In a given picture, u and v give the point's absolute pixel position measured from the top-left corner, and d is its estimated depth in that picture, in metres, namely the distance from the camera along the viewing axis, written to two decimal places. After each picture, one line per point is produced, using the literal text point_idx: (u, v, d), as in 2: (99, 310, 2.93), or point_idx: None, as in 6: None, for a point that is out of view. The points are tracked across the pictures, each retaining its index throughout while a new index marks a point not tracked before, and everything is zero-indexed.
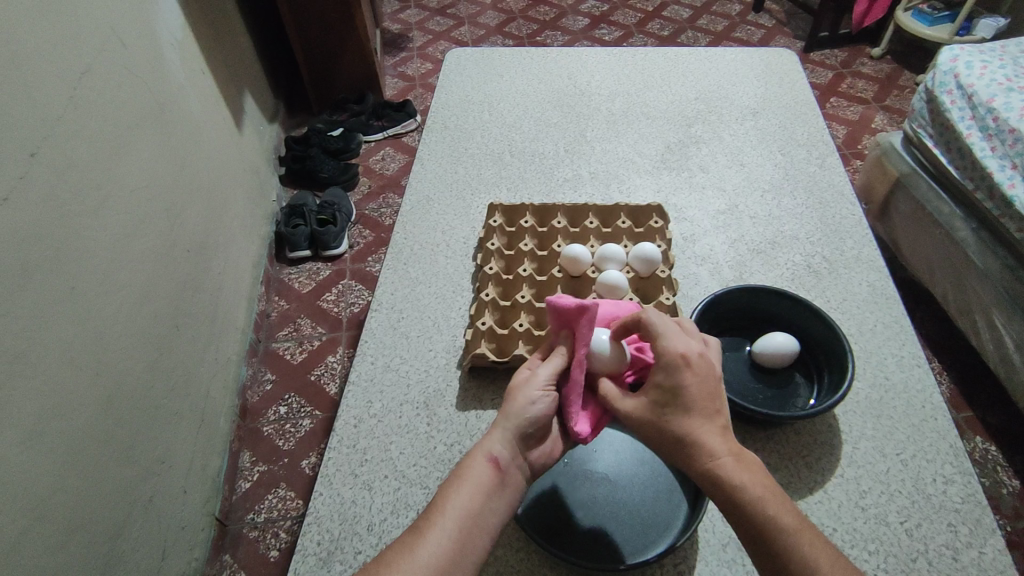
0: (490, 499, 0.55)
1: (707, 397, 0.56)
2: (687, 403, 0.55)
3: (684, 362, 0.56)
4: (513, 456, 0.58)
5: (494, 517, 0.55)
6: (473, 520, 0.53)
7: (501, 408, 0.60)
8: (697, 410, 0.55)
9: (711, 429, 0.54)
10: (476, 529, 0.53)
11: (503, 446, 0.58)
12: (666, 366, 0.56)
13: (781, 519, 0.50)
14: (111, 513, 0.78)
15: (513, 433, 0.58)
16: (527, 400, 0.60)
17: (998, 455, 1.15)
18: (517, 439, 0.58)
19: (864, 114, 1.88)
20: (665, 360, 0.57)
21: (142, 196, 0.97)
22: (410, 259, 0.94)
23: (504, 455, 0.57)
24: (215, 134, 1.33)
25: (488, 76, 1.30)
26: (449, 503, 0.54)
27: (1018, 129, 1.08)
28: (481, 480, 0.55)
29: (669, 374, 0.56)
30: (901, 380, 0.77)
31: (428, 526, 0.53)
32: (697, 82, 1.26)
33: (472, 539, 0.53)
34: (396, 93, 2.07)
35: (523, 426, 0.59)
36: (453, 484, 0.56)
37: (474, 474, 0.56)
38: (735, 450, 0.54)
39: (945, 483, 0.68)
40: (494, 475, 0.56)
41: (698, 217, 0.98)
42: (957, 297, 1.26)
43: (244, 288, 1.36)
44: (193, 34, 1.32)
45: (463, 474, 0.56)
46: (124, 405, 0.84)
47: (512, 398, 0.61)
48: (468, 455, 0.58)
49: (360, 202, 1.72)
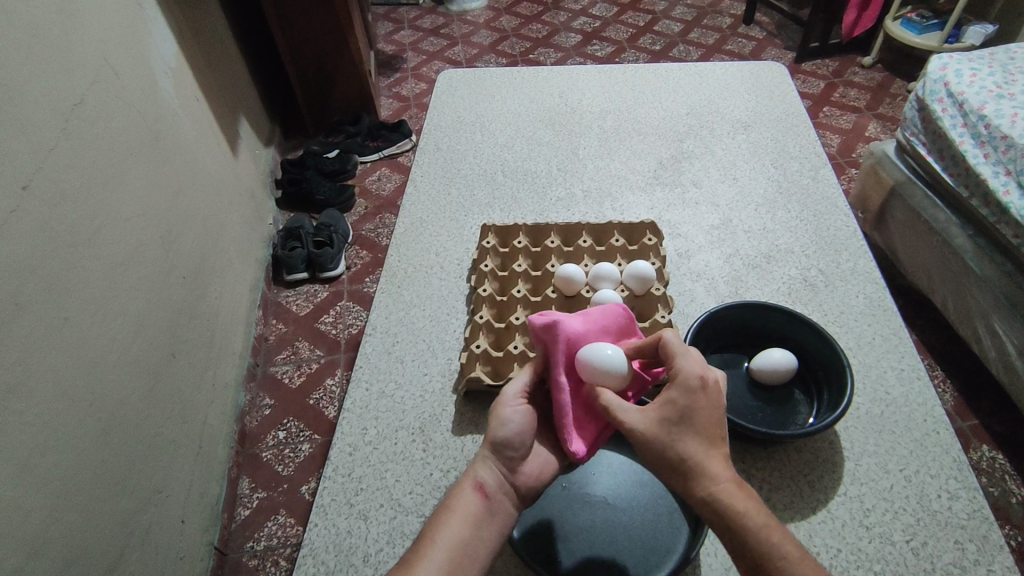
0: (479, 526, 0.54)
1: (716, 425, 0.55)
2: (693, 424, 0.54)
3: (700, 384, 0.56)
4: (500, 483, 0.57)
5: (481, 544, 0.53)
6: (465, 551, 0.52)
7: (483, 433, 0.60)
8: (702, 434, 0.54)
9: (714, 455, 0.53)
10: (467, 559, 0.52)
11: (488, 472, 0.57)
12: (682, 385, 0.56)
13: (783, 543, 0.49)
14: (107, 548, 0.77)
15: (496, 458, 0.58)
16: (503, 420, 0.60)
17: (1006, 464, 1.14)
18: (500, 463, 0.58)
19: (857, 123, 1.89)
20: (682, 378, 0.56)
21: (137, 225, 0.96)
22: (404, 283, 0.93)
23: (489, 480, 0.57)
24: (210, 160, 1.34)
25: (481, 97, 1.30)
26: (437, 532, 0.53)
27: (1010, 135, 1.08)
28: (468, 509, 0.55)
29: (684, 393, 0.55)
30: (902, 393, 0.76)
31: (417, 558, 0.51)
32: (687, 97, 1.27)
33: (464, 570, 0.51)
34: (391, 113, 2.08)
35: (504, 449, 0.58)
36: (441, 512, 0.55)
37: (462, 503, 0.55)
38: (737, 478, 0.53)
39: (951, 499, 0.67)
40: (481, 502, 0.56)
41: (692, 233, 0.98)
42: (956, 304, 1.26)
43: (241, 313, 1.35)
44: (187, 61, 1.33)
45: (451, 504, 0.55)
46: (120, 435, 0.83)
47: (489, 420, 0.61)
48: (456, 484, 0.58)
49: (357, 223, 1.72)
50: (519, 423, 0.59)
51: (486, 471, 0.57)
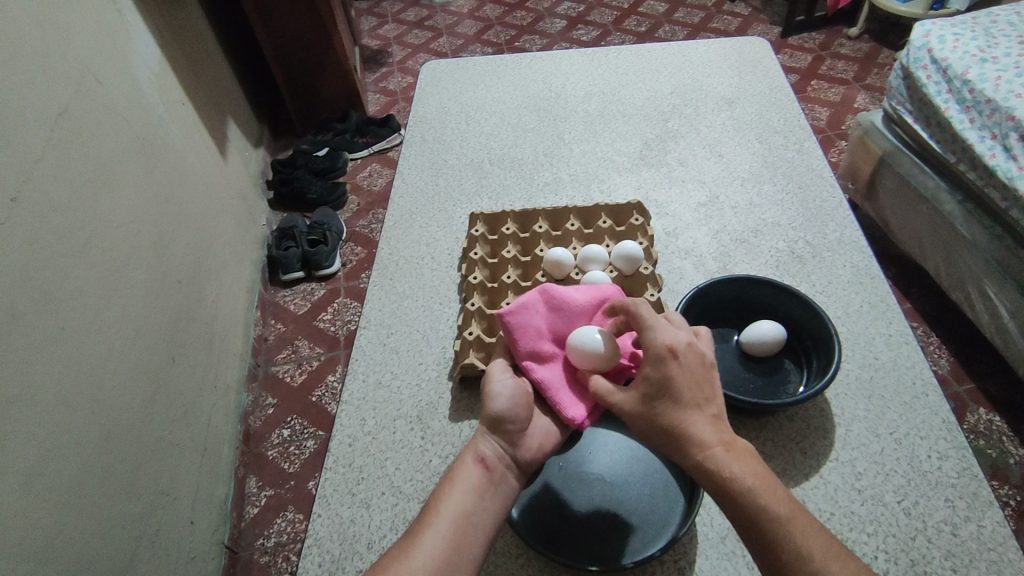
0: (481, 496, 0.56)
1: (682, 393, 0.54)
2: (656, 390, 0.54)
3: (656, 356, 0.55)
4: (499, 455, 0.59)
5: (479, 508, 0.55)
6: (466, 518, 0.54)
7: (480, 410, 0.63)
8: (670, 400, 0.54)
9: (702, 418, 0.53)
10: (470, 528, 0.54)
11: (492, 445, 0.59)
12: (654, 358, 0.55)
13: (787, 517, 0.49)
14: (118, 551, 0.78)
15: (498, 432, 0.60)
16: (496, 394, 0.62)
17: (1003, 426, 1.15)
18: (498, 436, 0.60)
19: (846, 95, 1.89)
20: (652, 352, 0.55)
21: (129, 232, 0.97)
22: (396, 274, 0.94)
23: (491, 454, 0.59)
24: (199, 163, 1.34)
25: (464, 87, 1.30)
26: (443, 500, 0.55)
27: (994, 99, 1.08)
28: (469, 472, 0.57)
29: (658, 366, 0.55)
30: (890, 358, 0.77)
31: (421, 527, 0.53)
32: (671, 76, 1.27)
33: (466, 539, 0.53)
34: (379, 109, 2.09)
35: (502, 424, 0.61)
36: (445, 481, 0.57)
37: (464, 474, 0.57)
38: (726, 439, 0.52)
39: (940, 459, 0.68)
40: (483, 474, 0.58)
41: (679, 211, 0.98)
42: (949, 270, 1.26)
43: (240, 314, 1.36)
44: (170, 65, 1.33)
45: (453, 475, 0.57)
46: (125, 440, 0.85)
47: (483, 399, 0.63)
48: (459, 458, 0.59)
49: (350, 220, 1.73)
50: (511, 396, 0.62)
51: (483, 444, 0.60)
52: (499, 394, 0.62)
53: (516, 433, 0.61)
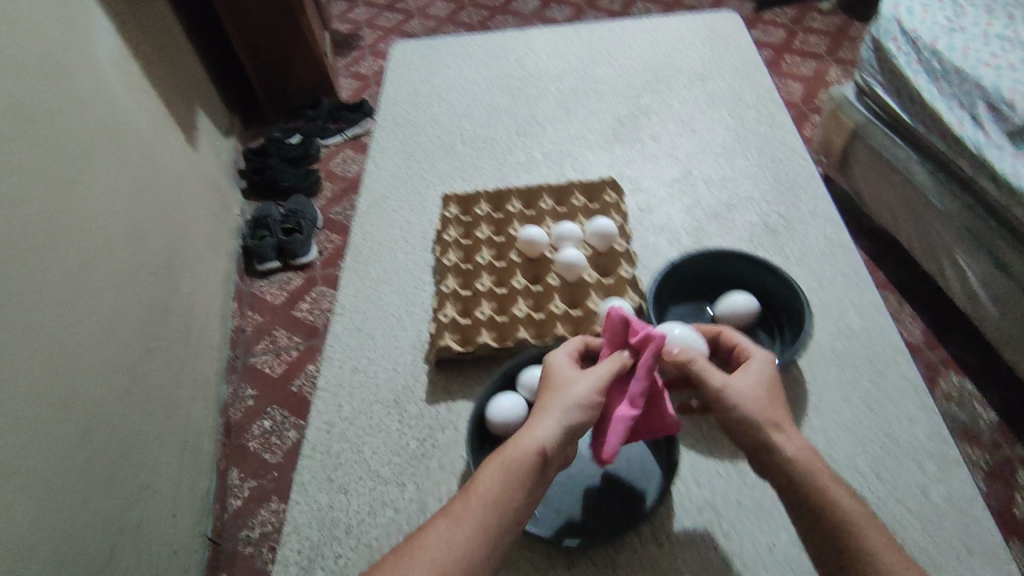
0: (531, 490, 0.52)
1: (782, 397, 0.57)
2: (763, 385, 0.57)
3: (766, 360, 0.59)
4: (560, 451, 0.55)
5: (517, 501, 0.51)
6: (500, 511, 0.51)
7: (560, 397, 0.56)
8: (777, 399, 0.56)
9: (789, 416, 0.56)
10: (510, 522, 0.51)
11: (553, 434, 0.54)
12: (761, 358, 0.59)
13: None
14: (98, 548, 0.77)
15: (562, 421, 0.55)
16: (588, 392, 0.56)
17: (974, 390, 1.18)
18: (567, 433, 0.55)
19: (819, 69, 1.89)
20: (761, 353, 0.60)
21: (100, 223, 0.95)
22: (370, 259, 0.93)
23: (556, 449, 0.54)
24: (168, 152, 1.31)
25: (435, 67, 1.28)
26: (478, 487, 0.52)
27: (962, 69, 1.10)
28: (518, 458, 0.52)
29: (765, 363, 0.59)
30: (862, 327, 0.78)
31: (465, 516, 0.51)
32: (643, 52, 1.26)
33: (503, 534, 0.50)
34: (352, 93, 2.05)
35: (579, 423, 0.55)
36: (490, 466, 0.53)
37: (523, 462, 0.52)
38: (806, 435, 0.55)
39: (911, 423, 0.69)
40: (542, 468, 0.53)
41: (653, 187, 0.98)
42: (921, 240, 1.28)
43: (216, 305, 1.34)
44: (133, 51, 1.29)
45: (511, 460, 0.52)
46: (101, 435, 0.83)
47: (569, 389, 0.57)
48: (520, 441, 0.54)
49: (326, 207, 1.70)
50: (599, 398, 0.57)
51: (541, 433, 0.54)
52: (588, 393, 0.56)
53: (580, 429, 0.55)
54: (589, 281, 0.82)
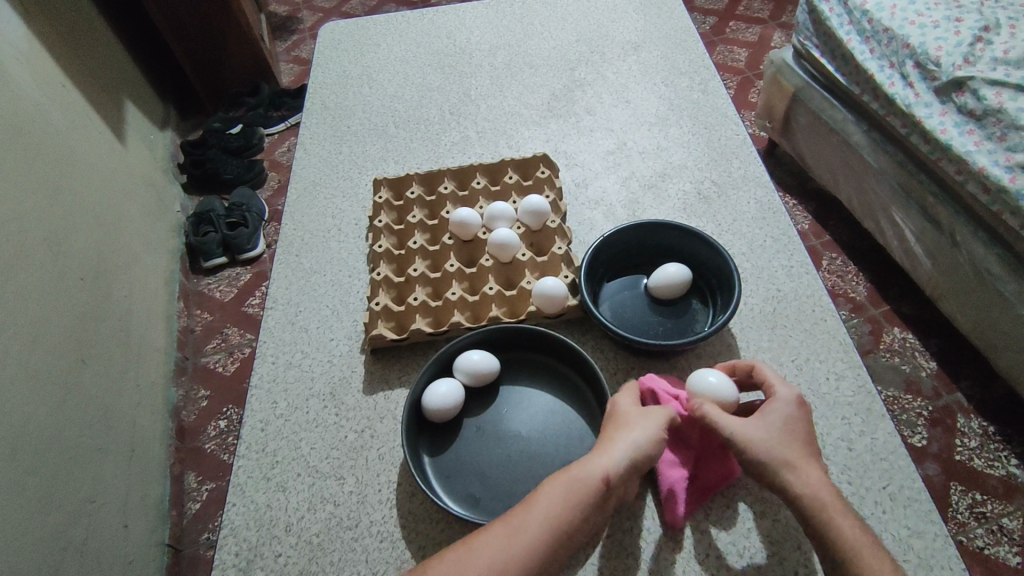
0: (589, 515, 0.54)
1: (804, 438, 0.57)
2: (780, 425, 0.57)
3: (786, 400, 0.59)
4: (623, 482, 0.56)
5: (573, 527, 0.53)
6: (564, 530, 0.53)
7: (630, 429, 0.58)
8: (793, 439, 0.57)
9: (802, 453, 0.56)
10: (562, 546, 0.53)
11: (618, 464, 0.56)
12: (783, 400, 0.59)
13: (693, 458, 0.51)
14: (39, 563, 0.75)
15: (629, 454, 0.56)
16: (653, 425, 0.58)
17: (915, 342, 1.22)
18: (632, 465, 0.56)
19: (762, 34, 1.90)
20: (783, 395, 0.59)
21: (12, 228, 0.90)
22: (302, 250, 0.90)
23: (618, 478, 0.55)
24: (91, 150, 1.24)
25: (367, 48, 1.24)
26: (538, 504, 0.54)
27: (891, 28, 1.11)
28: (582, 481, 0.54)
29: (785, 406, 0.58)
30: (792, 289, 0.79)
31: (524, 529, 0.52)
32: (578, 24, 1.24)
33: (554, 557, 0.52)
34: (292, 79, 1.98)
35: (645, 456, 0.57)
36: (554, 483, 0.55)
37: (585, 485, 0.54)
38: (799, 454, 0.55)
39: (838, 379, 0.71)
40: (603, 493, 0.55)
41: (588, 161, 0.97)
42: (860, 199, 1.31)
43: (158, 306, 1.29)
44: (42, 45, 1.22)
45: (576, 481, 0.54)
46: (32, 450, 0.79)
47: (641, 422, 0.59)
48: (585, 462, 0.56)
49: (271, 198, 1.65)
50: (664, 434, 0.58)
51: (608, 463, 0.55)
52: (655, 426, 0.58)
53: (647, 463, 0.57)
54: (523, 260, 0.81)
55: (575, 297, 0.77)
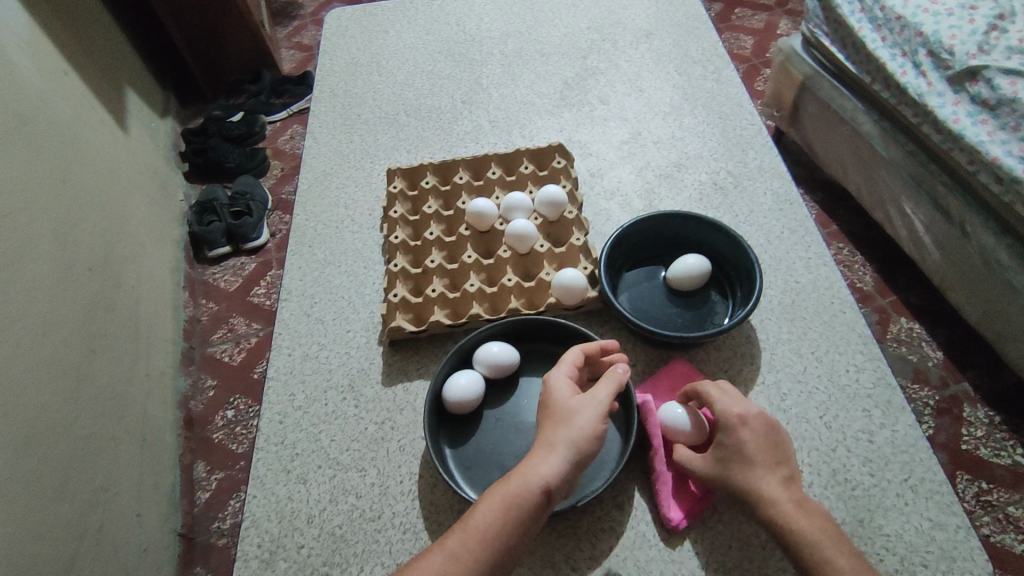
0: (531, 524, 0.53)
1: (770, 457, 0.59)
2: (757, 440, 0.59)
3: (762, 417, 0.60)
4: (563, 484, 0.56)
5: (516, 537, 0.53)
6: (508, 541, 0.52)
7: (565, 428, 0.57)
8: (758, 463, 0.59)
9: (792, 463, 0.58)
10: (507, 557, 0.52)
11: (556, 468, 0.55)
12: (752, 426, 0.60)
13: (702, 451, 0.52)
14: (56, 553, 0.75)
15: (568, 456, 0.56)
16: (588, 423, 0.57)
17: (923, 332, 1.22)
18: (570, 467, 0.56)
19: (769, 21, 1.88)
20: (752, 420, 0.60)
21: (20, 218, 0.89)
22: (315, 241, 0.89)
23: (558, 482, 0.55)
24: (95, 139, 1.23)
25: (374, 35, 1.23)
26: (477, 518, 0.53)
27: (904, 16, 1.11)
28: (523, 491, 0.54)
29: (754, 432, 0.59)
30: (810, 281, 0.79)
31: (466, 545, 0.52)
32: (589, 11, 1.22)
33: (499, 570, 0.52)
34: (294, 66, 1.96)
35: (581, 455, 0.57)
36: (495, 495, 0.54)
37: (524, 494, 0.53)
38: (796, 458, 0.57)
39: (857, 372, 0.71)
40: (544, 500, 0.54)
41: (602, 150, 0.97)
42: (869, 189, 1.31)
43: (165, 296, 1.28)
44: (44, 31, 1.20)
45: (513, 491, 0.54)
46: (46, 442, 0.79)
47: (574, 419, 0.58)
48: (522, 470, 0.55)
49: (275, 187, 1.64)
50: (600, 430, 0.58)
51: (549, 469, 0.55)
52: (590, 421, 0.58)
53: (584, 460, 0.57)
54: (541, 251, 0.81)
55: (594, 289, 0.78)
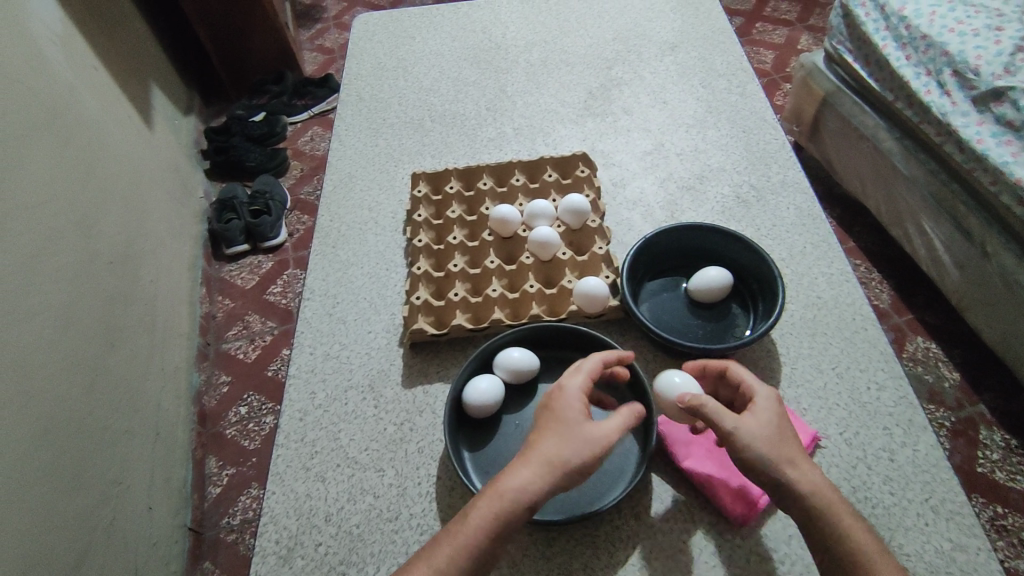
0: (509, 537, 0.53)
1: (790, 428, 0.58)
2: (773, 425, 0.57)
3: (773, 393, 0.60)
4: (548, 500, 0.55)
5: (493, 550, 0.53)
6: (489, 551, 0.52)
7: (564, 445, 0.56)
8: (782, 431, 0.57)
9: None
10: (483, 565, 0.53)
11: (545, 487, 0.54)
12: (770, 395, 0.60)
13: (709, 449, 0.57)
14: (69, 543, 0.76)
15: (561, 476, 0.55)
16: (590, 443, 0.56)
17: (940, 352, 1.21)
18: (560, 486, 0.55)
19: (790, 37, 1.89)
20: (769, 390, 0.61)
21: (45, 211, 0.90)
22: (338, 242, 0.90)
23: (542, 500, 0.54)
24: (121, 135, 1.25)
25: (400, 40, 1.24)
26: (459, 527, 0.53)
27: (929, 35, 1.10)
28: (514, 507, 0.53)
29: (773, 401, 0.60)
30: (832, 296, 0.79)
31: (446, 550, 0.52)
32: (614, 21, 1.23)
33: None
34: (316, 68, 1.98)
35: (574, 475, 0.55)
36: (487, 507, 0.53)
37: (508, 509, 0.53)
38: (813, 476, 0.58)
39: (879, 390, 0.71)
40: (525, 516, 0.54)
41: (626, 161, 0.97)
42: (888, 207, 1.30)
43: (183, 292, 1.30)
44: (76, 29, 1.22)
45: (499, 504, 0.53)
46: (65, 432, 0.80)
47: (578, 436, 0.56)
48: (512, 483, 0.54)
49: (294, 187, 1.66)
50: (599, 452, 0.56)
51: (544, 487, 0.54)
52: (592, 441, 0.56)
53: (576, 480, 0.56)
54: (563, 259, 0.82)
55: (616, 298, 0.78)
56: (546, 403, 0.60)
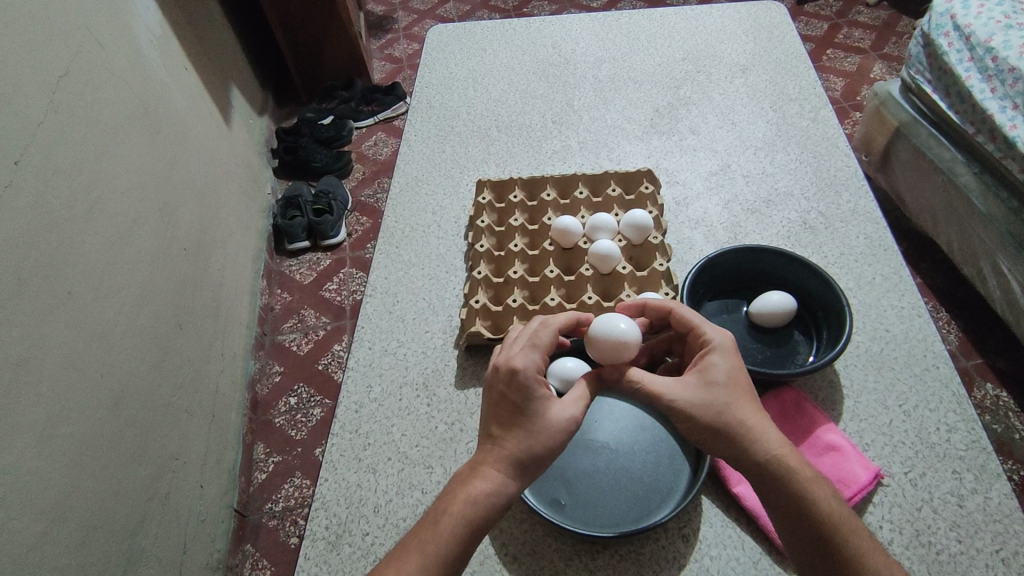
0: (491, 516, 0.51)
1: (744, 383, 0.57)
2: (721, 385, 0.56)
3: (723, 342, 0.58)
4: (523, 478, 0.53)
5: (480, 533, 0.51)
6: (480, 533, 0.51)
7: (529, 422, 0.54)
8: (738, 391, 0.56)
9: None
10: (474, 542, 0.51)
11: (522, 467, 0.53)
12: (719, 348, 0.58)
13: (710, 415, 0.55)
14: (129, 512, 0.79)
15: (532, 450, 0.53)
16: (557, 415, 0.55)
17: (1011, 401, 1.15)
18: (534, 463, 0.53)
19: (862, 64, 1.84)
20: (717, 342, 0.58)
21: (133, 196, 0.96)
22: (402, 242, 0.93)
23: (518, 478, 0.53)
24: (202, 130, 1.32)
25: (471, 51, 1.28)
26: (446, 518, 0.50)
27: (1018, 67, 1.05)
28: (484, 511, 0.51)
29: (723, 355, 0.57)
30: (902, 331, 0.76)
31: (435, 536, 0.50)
32: (684, 41, 1.24)
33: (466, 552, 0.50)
34: (384, 76, 2.05)
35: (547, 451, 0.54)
36: (458, 522, 0.50)
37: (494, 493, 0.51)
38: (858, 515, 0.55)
39: (949, 431, 0.67)
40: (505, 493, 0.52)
41: (690, 180, 0.97)
42: (962, 244, 1.25)
43: (246, 282, 1.36)
44: (171, 30, 1.31)
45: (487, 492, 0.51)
46: (134, 406, 0.85)
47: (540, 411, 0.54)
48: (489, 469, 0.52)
49: (356, 189, 1.71)
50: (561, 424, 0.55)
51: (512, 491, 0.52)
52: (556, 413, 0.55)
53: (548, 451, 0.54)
54: (623, 273, 0.82)
55: None
56: (502, 383, 0.55)
